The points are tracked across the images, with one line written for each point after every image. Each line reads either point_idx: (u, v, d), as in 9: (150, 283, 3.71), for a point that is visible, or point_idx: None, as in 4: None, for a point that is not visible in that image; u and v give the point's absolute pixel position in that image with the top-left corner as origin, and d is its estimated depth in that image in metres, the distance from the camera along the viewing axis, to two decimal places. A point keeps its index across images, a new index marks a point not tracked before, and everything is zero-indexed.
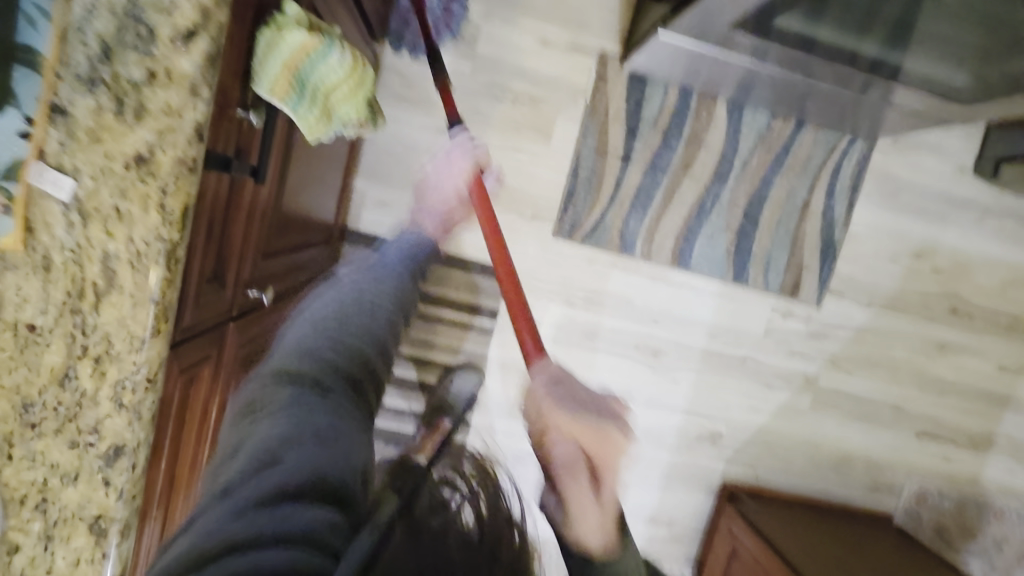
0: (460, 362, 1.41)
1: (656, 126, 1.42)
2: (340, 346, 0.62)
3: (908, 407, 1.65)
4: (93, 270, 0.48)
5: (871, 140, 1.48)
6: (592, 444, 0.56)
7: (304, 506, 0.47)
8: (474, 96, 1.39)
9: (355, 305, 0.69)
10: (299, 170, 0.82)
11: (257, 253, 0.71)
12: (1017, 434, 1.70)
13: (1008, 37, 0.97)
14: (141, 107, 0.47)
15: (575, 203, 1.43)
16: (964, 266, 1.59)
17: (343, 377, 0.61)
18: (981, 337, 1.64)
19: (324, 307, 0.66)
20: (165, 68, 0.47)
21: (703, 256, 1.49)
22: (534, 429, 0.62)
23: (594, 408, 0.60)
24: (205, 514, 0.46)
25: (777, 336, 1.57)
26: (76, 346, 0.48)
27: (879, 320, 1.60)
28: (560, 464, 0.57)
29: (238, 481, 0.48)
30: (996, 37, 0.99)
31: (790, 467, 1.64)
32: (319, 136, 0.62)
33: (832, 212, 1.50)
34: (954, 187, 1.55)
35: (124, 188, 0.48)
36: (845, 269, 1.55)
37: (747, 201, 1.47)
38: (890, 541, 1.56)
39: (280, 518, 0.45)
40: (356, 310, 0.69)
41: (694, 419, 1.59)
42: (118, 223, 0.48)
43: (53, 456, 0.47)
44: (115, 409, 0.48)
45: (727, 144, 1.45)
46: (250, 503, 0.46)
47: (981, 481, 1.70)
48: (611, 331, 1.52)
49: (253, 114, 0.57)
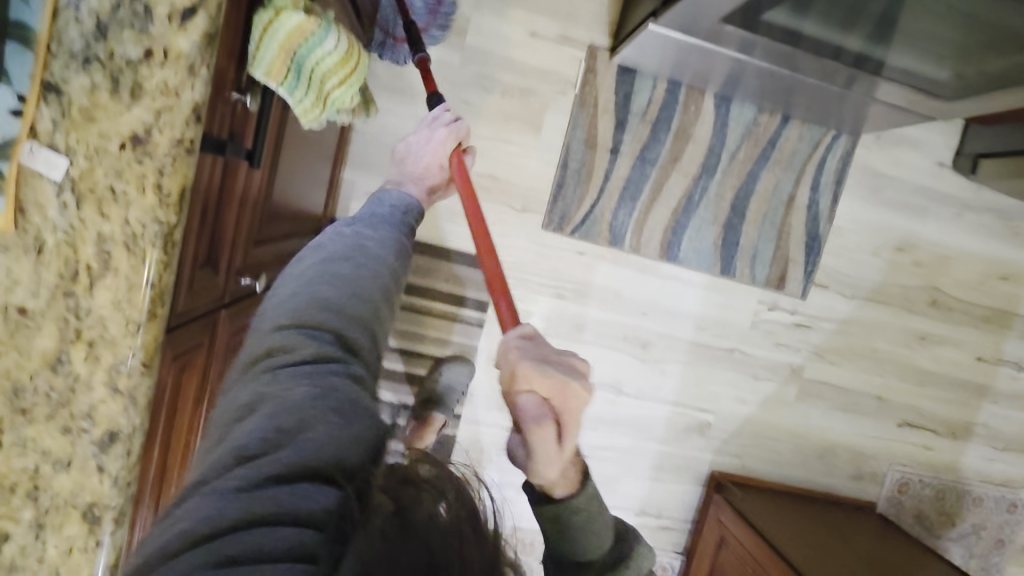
0: (452, 352, 1.41)
1: (645, 119, 1.38)
2: (335, 308, 0.56)
3: (892, 399, 1.62)
4: (88, 252, 0.45)
5: (855, 134, 1.45)
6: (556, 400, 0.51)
7: (306, 489, 0.43)
8: (462, 87, 1.33)
9: (330, 267, 0.59)
10: (289, 156, 0.81)
11: (250, 241, 0.70)
12: (996, 424, 1.67)
13: (986, 37, 0.99)
14: (137, 87, 0.43)
15: (564, 195, 1.39)
16: (944, 259, 1.57)
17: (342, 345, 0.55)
18: (961, 328, 1.61)
19: (322, 258, 0.60)
20: (163, 48, 0.43)
21: (691, 248, 1.45)
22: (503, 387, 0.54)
23: (559, 364, 0.53)
24: (213, 489, 0.43)
25: (764, 330, 1.53)
26: (69, 330, 0.45)
27: (863, 312, 1.56)
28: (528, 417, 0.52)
29: (228, 465, 0.44)
30: (974, 36, 1.00)
31: (778, 458, 1.59)
32: (311, 119, 0.65)
33: (816, 205, 1.47)
34: (933, 182, 1.53)
35: (120, 168, 0.44)
36: (831, 263, 1.52)
37: (733, 193, 1.44)
38: (878, 533, 1.51)
39: (272, 503, 0.41)
40: (357, 262, 0.61)
41: (682, 410, 1.53)
42: (113, 204, 0.44)
43: (44, 443, 0.45)
44: (110, 395, 0.46)
45: (714, 137, 1.42)
46: (256, 480, 0.42)
47: (961, 469, 1.67)
48: (598, 323, 1.47)
49: (248, 97, 0.56)
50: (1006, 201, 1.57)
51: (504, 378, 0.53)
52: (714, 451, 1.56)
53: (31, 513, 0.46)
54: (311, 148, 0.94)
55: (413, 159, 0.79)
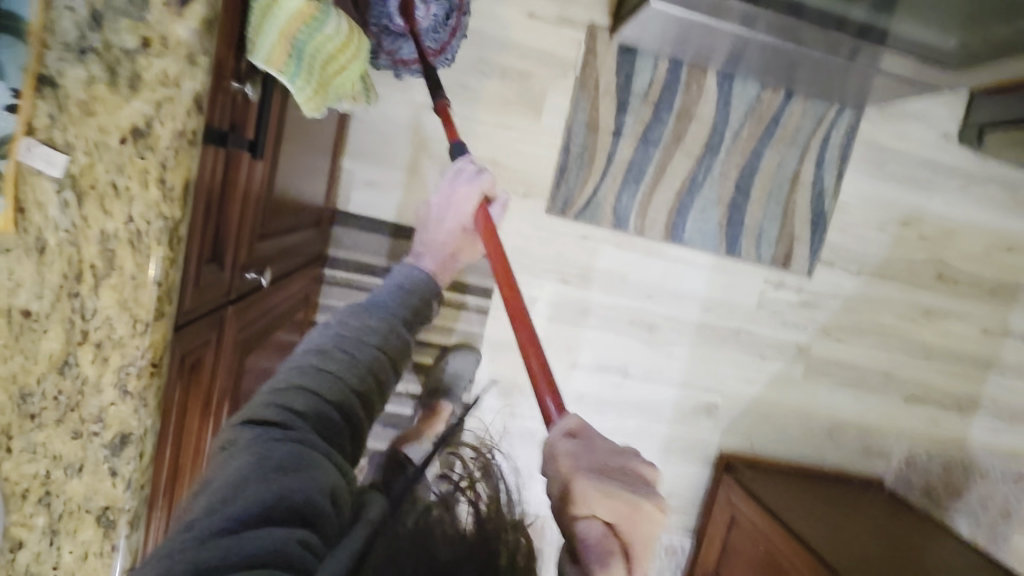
0: (457, 341, 1.40)
1: (646, 99, 1.36)
2: (318, 369, 0.55)
3: (899, 374, 1.62)
4: (91, 250, 0.43)
5: (859, 108, 1.43)
6: (625, 523, 0.49)
7: (252, 533, 0.42)
8: (461, 71, 1.30)
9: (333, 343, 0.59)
10: (290, 148, 0.79)
11: (254, 235, 0.68)
12: (1002, 396, 1.67)
13: None
14: (135, 77, 0.42)
15: (566, 178, 1.37)
16: (950, 232, 1.56)
17: (330, 406, 0.53)
18: (967, 302, 1.61)
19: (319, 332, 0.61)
20: (161, 35, 0.42)
21: (696, 229, 1.43)
22: (551, 488, 0.53)
23: (620, 476, 0.52)
24: (166, 542, 0.42)
25: (770, 310, 1.52)
26: (75, 332, 0.44)
27: (869, 289, 1.55)
28: (588, 545, 0.48)
29: (204, 509, 0.44)
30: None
31: (785, 436, 1.59)
32: (315, 109, 0.62)
33: (821, 183, 1.45)
34: (939, 155, 1.51)
35: (121, 163, 0.42)
36: (836, 240, 1.51)
37: (737, 172, 1.43)
38: (884, 507, 1.52)
39: (235, 554, 0.41)
40: (354, 337, 0.61)
41: (690, 392, 1.53)
42: (115, 200, 0.43)
43: (55, 447, 0.44)
44: (120, 397, 0.45)
45: (717, 116, 1.39)
46: (207, 530, 0.42)
47: (967, 441, 1.68)
48: (603, 308, 1.46)
49: (248, 87, 0.54)
50: (1012, 173, 1.55)
51: (558, 491, 0.52)
52: (722, 432, 1.56)
53: (45, 519, 0.45)
54: (311, 140, 0.92)
55: (435, 222, 0.86)
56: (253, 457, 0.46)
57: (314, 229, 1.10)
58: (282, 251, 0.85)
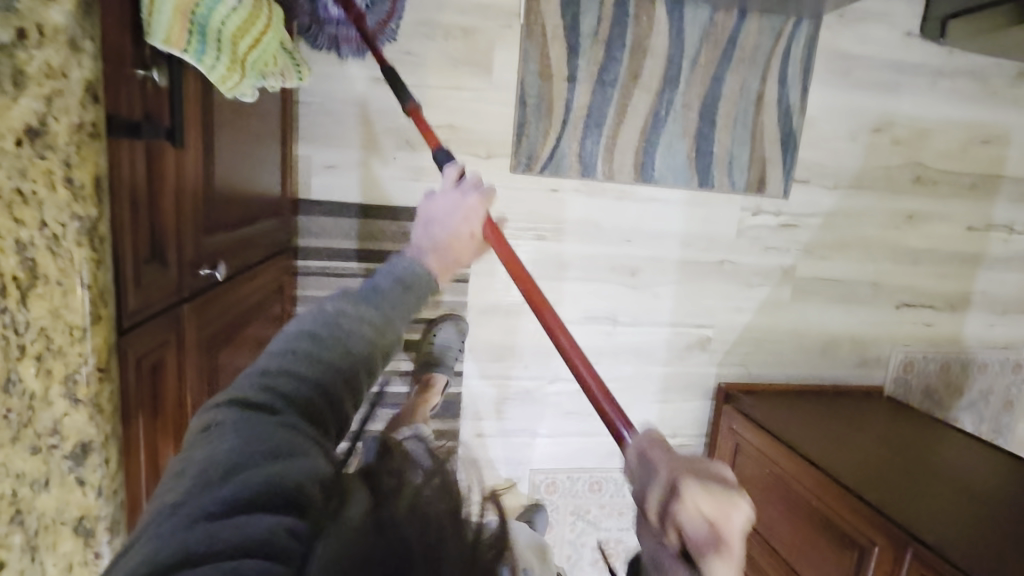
0: (444, 310, 1.40)
1: (597, 39, 1.32)
2: (292, 374, 0.56)
3: (887, 282, 1.62)
4: (9, 261, 0.41)
5: (817, 17, 1.39)
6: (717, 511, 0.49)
7: (259, 513, 0.42)
8: (403, 37, 1.26)
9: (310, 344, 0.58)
10: (225, 138, 0.77)
11: (196, 229, 0.67)
12: (993, 289, 1.68)
13: None
14: (18, 73, 0.39)
15: (527, 132, 1.34)
16: (923, 133, 1.53)
17: (295, 409, 0.55)
18: (948, 201, 1.59)
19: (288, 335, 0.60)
20: (36, 25, 0.39)
21: (665, 166, 1.42)
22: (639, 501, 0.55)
23: (705, 472, 0.53)
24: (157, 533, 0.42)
25: (751, 237, 1.51)
26: (12, 348, 0.42)
27: (848, 202, 1.54)
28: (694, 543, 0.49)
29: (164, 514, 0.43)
30: None
31: (781, 359, 1.61)
32: (235, 87, 0.60)
33: (787, 100, 1.43)
34: (903, 54, 1.47)
35: (22, 167, 0.40)
36: (809, 156, 1.49)
37: (700, 102, 1.39)
38: (885, 413, 1.55)
39: (234, 530, 0.41)
40: (330, 331, 0.60)
41: (681, 329, 1.53)
42: (25, 205, 0.41)
43: (15, 466, 0.43)
44: (73, 406, 0.44)
45: (672, 47, 1.36)
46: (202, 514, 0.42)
47: (962, 339, 1.69)
48: (584, 259, 1.45)
49: (155, 73, 0.52)
50: (979, 63, 1.52)
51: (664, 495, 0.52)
52: (718, 364, 1.57)
53: (21, 538, 0.44)
54: (250, 130, 0.90)
55: (440, 219, 0.80)
56: (231, 449, 0.48)
57: (274, 221, 1.08)
58: (237, 246, 0.84)
